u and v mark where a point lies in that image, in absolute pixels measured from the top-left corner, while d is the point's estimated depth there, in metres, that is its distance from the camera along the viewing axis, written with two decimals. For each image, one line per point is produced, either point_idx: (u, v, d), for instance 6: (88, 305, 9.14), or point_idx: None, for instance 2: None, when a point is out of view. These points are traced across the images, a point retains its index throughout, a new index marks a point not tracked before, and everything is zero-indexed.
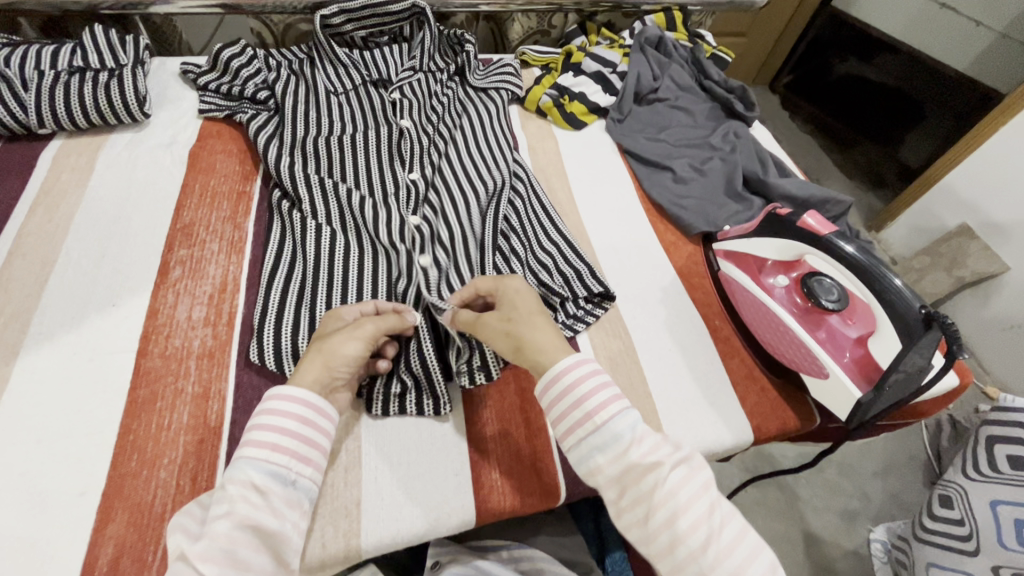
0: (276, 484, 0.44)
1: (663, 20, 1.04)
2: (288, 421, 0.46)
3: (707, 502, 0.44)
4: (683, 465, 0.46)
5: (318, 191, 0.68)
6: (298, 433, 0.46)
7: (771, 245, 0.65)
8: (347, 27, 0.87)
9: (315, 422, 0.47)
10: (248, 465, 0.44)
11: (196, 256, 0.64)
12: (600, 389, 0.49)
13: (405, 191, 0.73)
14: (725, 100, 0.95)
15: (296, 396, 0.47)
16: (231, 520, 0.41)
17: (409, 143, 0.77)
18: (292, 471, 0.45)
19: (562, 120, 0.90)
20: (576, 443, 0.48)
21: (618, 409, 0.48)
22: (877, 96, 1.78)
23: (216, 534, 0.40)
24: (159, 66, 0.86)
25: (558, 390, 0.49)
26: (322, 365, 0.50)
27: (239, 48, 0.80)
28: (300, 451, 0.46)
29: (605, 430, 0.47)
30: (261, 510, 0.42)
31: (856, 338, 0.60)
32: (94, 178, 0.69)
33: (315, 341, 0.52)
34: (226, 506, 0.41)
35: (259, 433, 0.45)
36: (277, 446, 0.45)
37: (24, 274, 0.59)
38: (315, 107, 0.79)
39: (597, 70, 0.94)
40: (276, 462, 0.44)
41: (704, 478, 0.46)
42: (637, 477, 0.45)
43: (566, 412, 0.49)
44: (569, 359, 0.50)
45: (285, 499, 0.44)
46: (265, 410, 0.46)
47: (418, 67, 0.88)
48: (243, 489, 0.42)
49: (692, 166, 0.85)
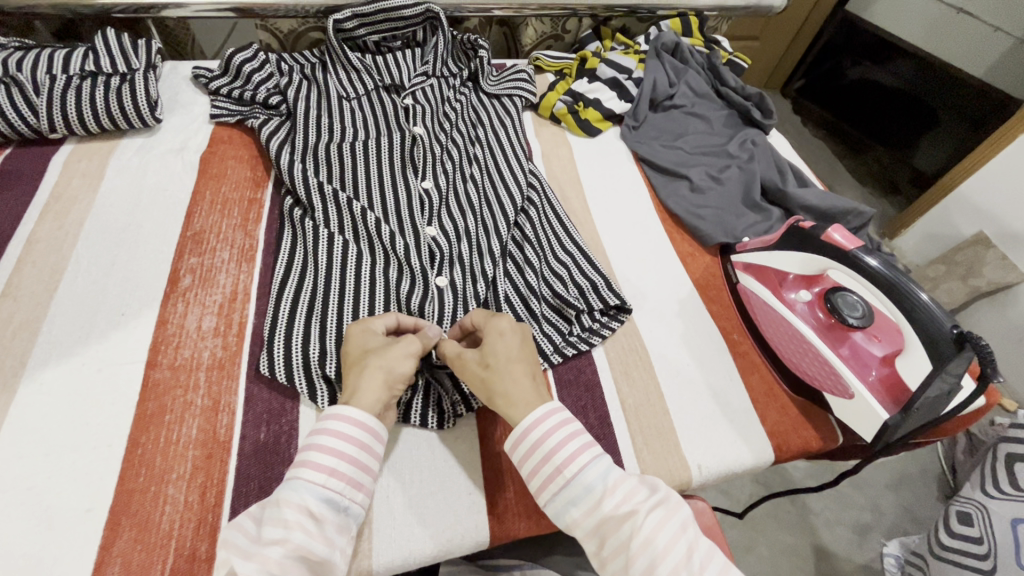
0: (330, 511, 0.44)
1: (679, 26, 1.03)
2: (347, 447, 0.46)
3: (686, 543, 0.43)
4: (659, 508, 0.45)
5: (331, 201, 0.67)
6: (355, 458, 0.46)
7: (792, 259, 0.63)
8: (361, 31, 0.87)
9: (372, 448, 0.47)
10: (305, 489, 0.43)
11: (206, 264, 0.63)
12: (569, 441, 0.48)
13: (415, 203, 0.71)
14: (742, 108, 0.95)
15: (352, 417, 0.47)
16: (286, 547, 0.40)
17: (422, 151, 0.77)
18: (345, 497, 0.45)
19: (577, 126, 0.89)
20: (551, 499, 0.48)
21: (588, 458, 0.48)
22: (892, 102, 1.76)
23: (268, 558, 0.40)
24: (171, 70, 0.85)
25: (527, 446, 0.49)
26: (385, 385, 0.49)
27: (251, 53, 0.80)
28: (354, 478, 0.46)
29: (577, 483, 0.47)
30: (314, 536, 0.42)
31: (882, 357, 0.59)
32: (104, 185, 0.68)
33: (364, 360, 0.50)
34: (282, 531, 0.41)
35: (319, 455, 0.45)
36: (334, 472, 0.45)
37: (33, 283, 0.58)
38: (328, 113, 0.80)
39: (613, 76, 0.92)
40: (333, 488, 0.44)
41: (680, 519, 0.44)
42: (613, 528, 0.45)
43: (538, 468, 0.48)
44: (534, 413, 0.49)
45: (336, 526, 0.44)
46: (326, 431, 0.46)
47: (430, 73, 0.88)
48: (299, 516, 0.42)
49: (709, 175, 0.85)
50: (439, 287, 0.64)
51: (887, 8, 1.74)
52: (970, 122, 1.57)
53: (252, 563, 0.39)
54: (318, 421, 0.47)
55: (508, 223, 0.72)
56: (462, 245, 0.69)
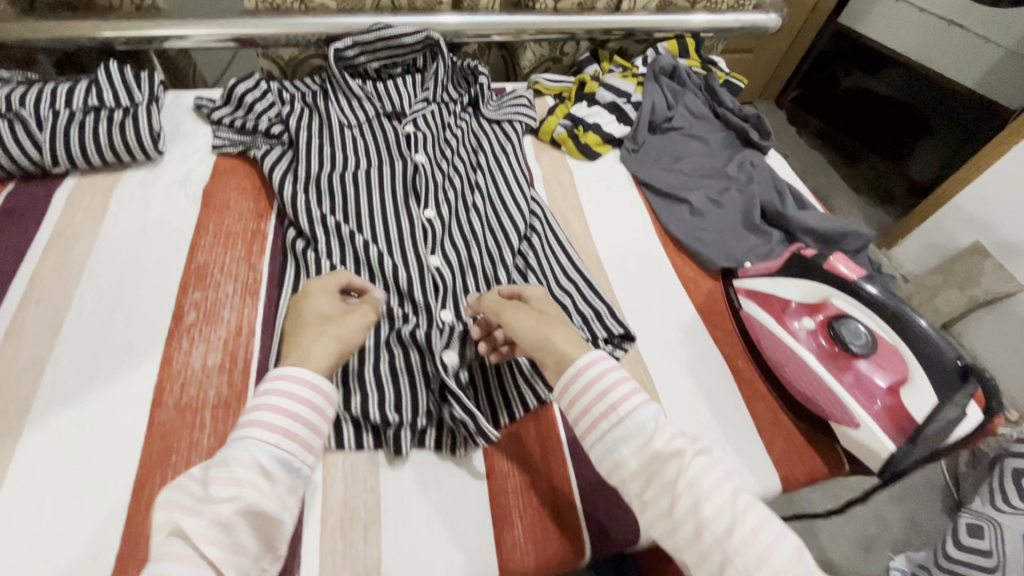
0: (282, 471, 0.44)
1: (677, 47, 1.05)
2: (299, 408, 0.46)
3: (729, 490, 0.45)
4: (703, 455, 0.46)
5: (334, 234, 0.69)
6: (307, 420, 0.46)
7: (798, 285, 0.65)
8: (361, 59, 0.88)
9: (323, 411, 0.48)
10: (256, 449, 0.44)
11: (210, 299, 0.63)
12: (622, 383, 0.50)
13: (418, 233, 0.72)
14: (740, 128, 0.97)
15: (304, 379, 0.47)
16: (237, 504, 0.41)
17: (424, 180, 0.77)
18: (297, 459, 0.45)
19: (577, 150, 0.89)
20: (600, 437, 0.48)
21: (638, 402, 0.49)
22: (889, 112, 1.77)
23: (218, 515, 0.41)
24: (174, 100, 0.84)
25: (581, 384, 0.50)
26: (336, 351, 0.51)
27: (252, 82, 0.82)
28: (307, 440, 0.46)
29: (629, 421, 0.48)
30: (265, 495, 0.43)
31: (887, 387, 0.59)
32: (108, 219, 0.69)
33: (320, 324, 0.52)
34: (233, 488, 0.42)
35: (270, 416, 0.45)
36: (287, 433, 0.45)
37: (38, 322, 0.58)
38: (329, 141, 0.80)
39: (612, 100, 0.93)
40: (285, 449, 0.45)
41: (722, 468, 0.46)
42: (660, 466, 0.46)
43: (591, 405, 0.49)
44: (590, 355, 0.51)
45: (288, 486, 0.44)
46: (277, 392, 0.46)
47: (431, 99, 0.89)
48: (251, 473, 0.42)
49: (709, 199, 0.86)
50: (444, 321, 0.63)
51: (880, 24, 1.76)
52: (962, 133, 1.61)
53: (200, 521, 0.40)
54: (268, 382, 0.47)
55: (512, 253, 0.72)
56: (466, 278, 0.69)
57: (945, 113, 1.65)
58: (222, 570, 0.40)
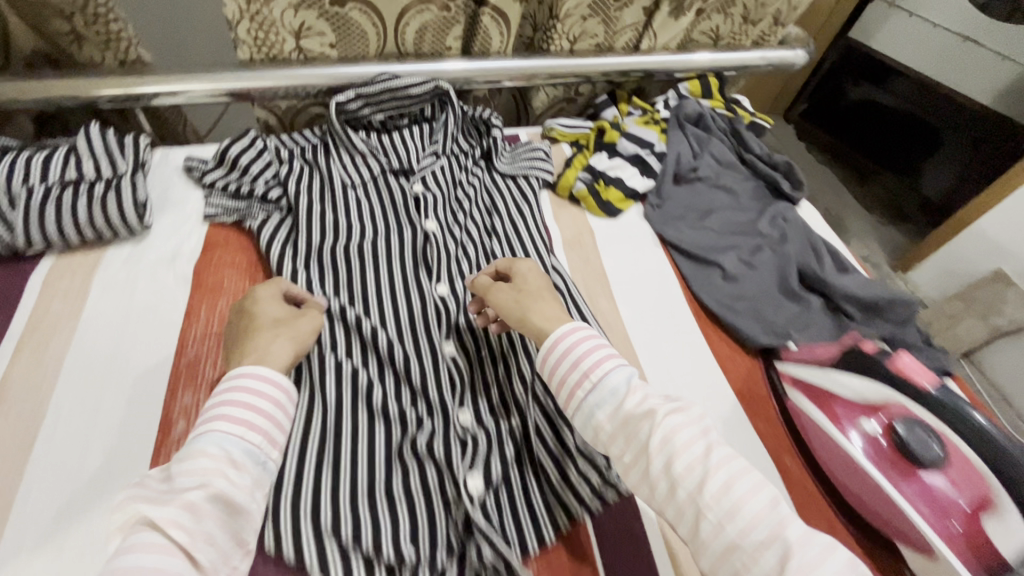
0: (250, 463, 0.43)
1: (699, 87, 0.99)
2: (261, 402, 0.46)
3: (703, 445, 0.44)
4: (678, 413, 0.46)
5: (340, 320, 0.63)
6: (270, 416, 0.46)
7: (855, 382, 0.60)
8: (365, 111, 0.81)
9: (283, 408, 0.48)
10: (223, 440, 0.43)
11: (201, 404, 0.57)
12: (596, 351, 0.52)
13: (432, 315, 0.65)
14: (769, 178, 0.91)
15: (265, 375, 0.48)
16: (206, 491, 0.40)
17: (435, 251, 0.71)
18: (262, 452, 0.45)
19: (598, 208, 0.83)
20: (578, 405, 0.50)
21: (612, 367, 0.51)
22: (895, 127, 1.70)
23: (185, 502, 0.39)
24: (162, 159, 0.78)
25: (559, 355, 0.53)
26: (294, 348, 0.53)
27: (247, 142, 0.75)
28: (272, 433, 0.46)
29: (602, 387, 0.49)
30: (235, 484, 0.42)
31: (965, 509, 0.52)
32: (87, 308, 0.63)
33: (273, 326, 0.54)
34: (198, 478, 0.41)
35: (233, 411, 0.45)
36: (251, 426, 0.45)
37: (8, 439, 0.52)
38: (332, 206, 0.74)
39: (635, 152, 0.87)
40: (251, 441, 0.44)
41: (698, 424, 0.46)
42: (633, 428, 0.46)
43: (567, 375, 0.51)
44: (563, 329, 0.54)
45: (253, 479, 0.43)
46: (240, 388, 0.46)
47: (441, 152, 0.82)
48: (219, 463, 0.42)
49: (741, 261, 0.80)
50: (463, 426, 0.57)
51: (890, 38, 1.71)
52: (973, 144, 1.54)
53: (169, 510, 0.39)
54: (230, 380, 0.47)
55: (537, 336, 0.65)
56: (486, 369, 0.62)
57: (954, 127, 1.58)
58: (193, 555, 0.38)
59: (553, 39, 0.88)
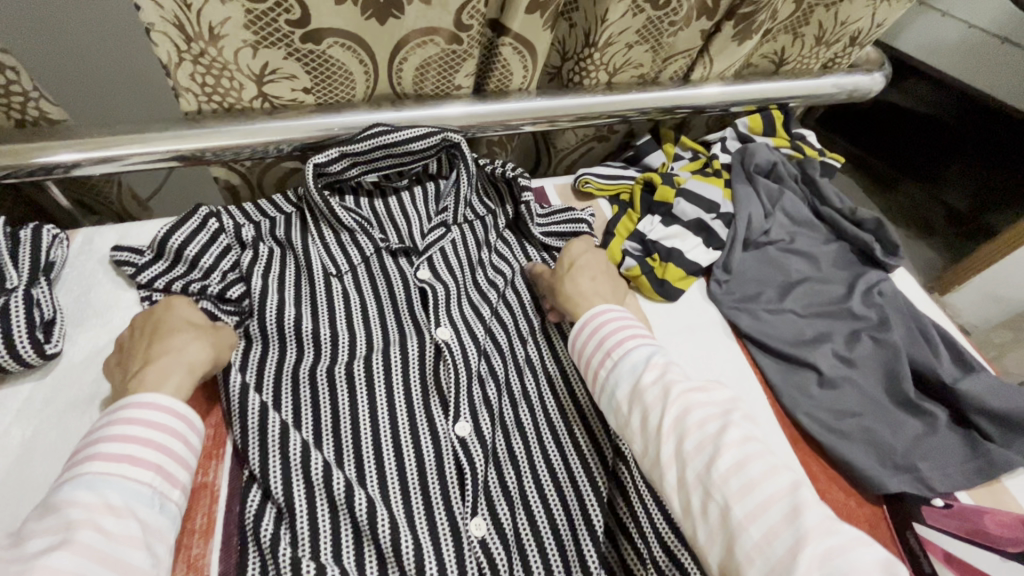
0: (138, 505, 0.36)
1: (760, 123, 0.81)
2: (155, 434, 0.39)
3: (721, 423, 0.41)
4: (699, 392, 0.43)
5: (325, 499, 0.45)
6: (164, 445, 0.39)
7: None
8: (353, 172, 0.62)
9: (183, 435, 0.41)
10: (99, 483, 0.36)
11: None
12: (622, 331, 0.49)
13: (450, 475, 0.49)
14: (855, 239, 0.73)
15: (160, 404, 0.41)
16: (71, 549, 0.32)
17: (451, 375, 0.53)
18: (156, 490, 0.38)
19: (654, 290, 0.65)
20: (598, 383, 0.48)
21: (635, 345, 0.48)
22: (928, 139, 1.42)
23: (44, 565, 0.31)
24: (84, 244, 0.59)
25: (584, 331, 0.51)
26: (212, 348, 0.47)
27: (194, 224, 0.56)
28: (166, 467, 0.39)
29: (623, 363, 0.47)
30: (115, 536, 0.34)
31: None
32: None
33: (173, 330, 0.47)
34: (61, 535, 0.33)
35: (110, 445, 0.38)
36: (135, 459, 0.38)
37: None
38: (310, 311, 0.55)
39: (696, 216, 0.70)
40: (137, 479, 0.37)
41: (721, 406, 0.43)
42: (645, 405, 0.44)
43: (590, 354, 0.50)
44: (593, 309, 0.52)
45: (146, 525, 0.36)
46: (124, 421, 0.39)
47: (451, 221, 0.64)
48: (90, 512, 0.34)
49: (838, 358, 0.63)
50: None
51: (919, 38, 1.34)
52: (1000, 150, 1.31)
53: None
54: (107, 416, 0.40)
55: (604, 511, 0.50)
56: (531, 559, 0.47)
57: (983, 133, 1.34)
58: None
59: (589, 71, 0.70)
